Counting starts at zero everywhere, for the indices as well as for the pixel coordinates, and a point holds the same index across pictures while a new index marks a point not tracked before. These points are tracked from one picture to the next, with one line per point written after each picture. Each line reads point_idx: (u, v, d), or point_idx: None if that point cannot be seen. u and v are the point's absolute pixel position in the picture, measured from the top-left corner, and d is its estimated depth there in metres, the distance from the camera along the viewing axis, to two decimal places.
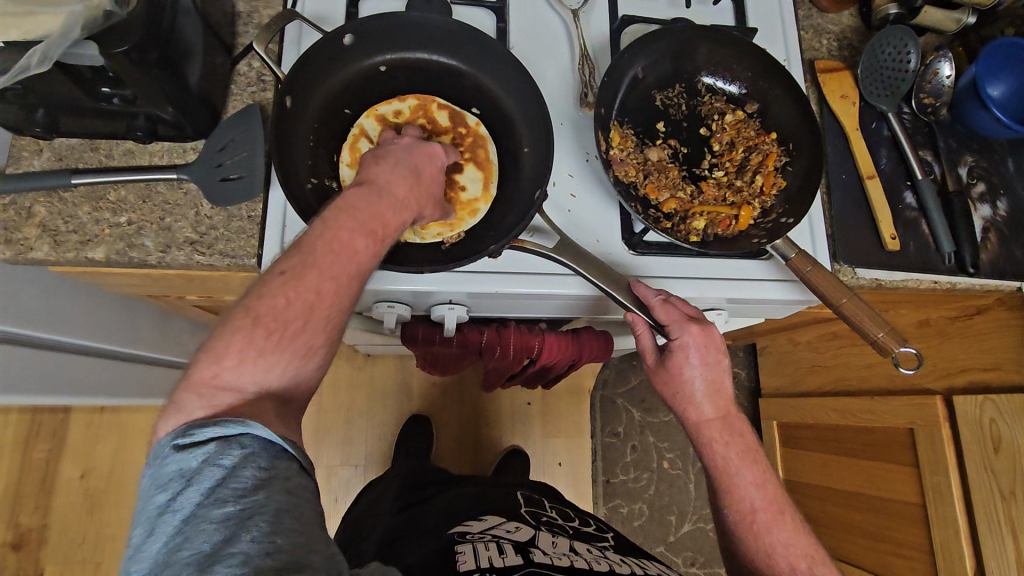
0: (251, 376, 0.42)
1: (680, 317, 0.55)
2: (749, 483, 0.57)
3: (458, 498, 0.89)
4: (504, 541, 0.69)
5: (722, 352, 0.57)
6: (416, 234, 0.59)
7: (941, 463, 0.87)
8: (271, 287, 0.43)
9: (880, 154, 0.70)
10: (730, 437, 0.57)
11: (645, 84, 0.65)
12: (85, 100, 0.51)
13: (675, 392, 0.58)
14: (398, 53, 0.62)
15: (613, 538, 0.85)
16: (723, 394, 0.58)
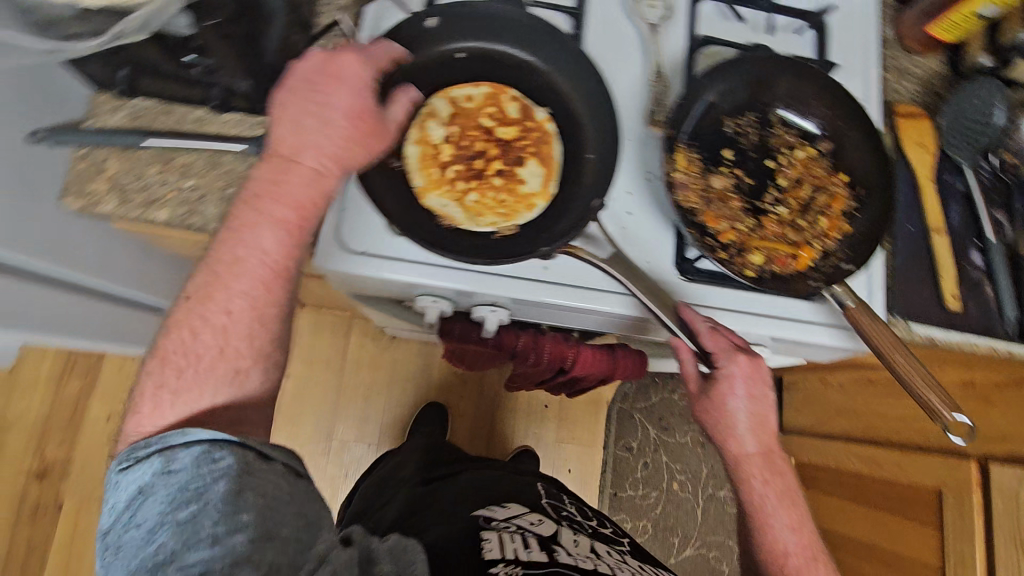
0: (177, 406, 0.46)
1: (729, 349, 0.53)
2: (785, 527, 0.56)
3: (481, 479, 0.86)
4: (528, 534, 0.68)
5: (768, 388, 0.55)
6: (471, 221, 0.58)
7: (967, 530, 0.85)
8: (179, 319, 0.46)
9: (951, 209, 0.68)
10: (769, 477, 0.56)
11: (718, 110, 0.64)
12: (167, 65, 0.52)
13: (715, 423, 0.56)
14: (477, 42, 0.62)
15: (629, 543, 0.83)
16: (767, 431, 0.56)
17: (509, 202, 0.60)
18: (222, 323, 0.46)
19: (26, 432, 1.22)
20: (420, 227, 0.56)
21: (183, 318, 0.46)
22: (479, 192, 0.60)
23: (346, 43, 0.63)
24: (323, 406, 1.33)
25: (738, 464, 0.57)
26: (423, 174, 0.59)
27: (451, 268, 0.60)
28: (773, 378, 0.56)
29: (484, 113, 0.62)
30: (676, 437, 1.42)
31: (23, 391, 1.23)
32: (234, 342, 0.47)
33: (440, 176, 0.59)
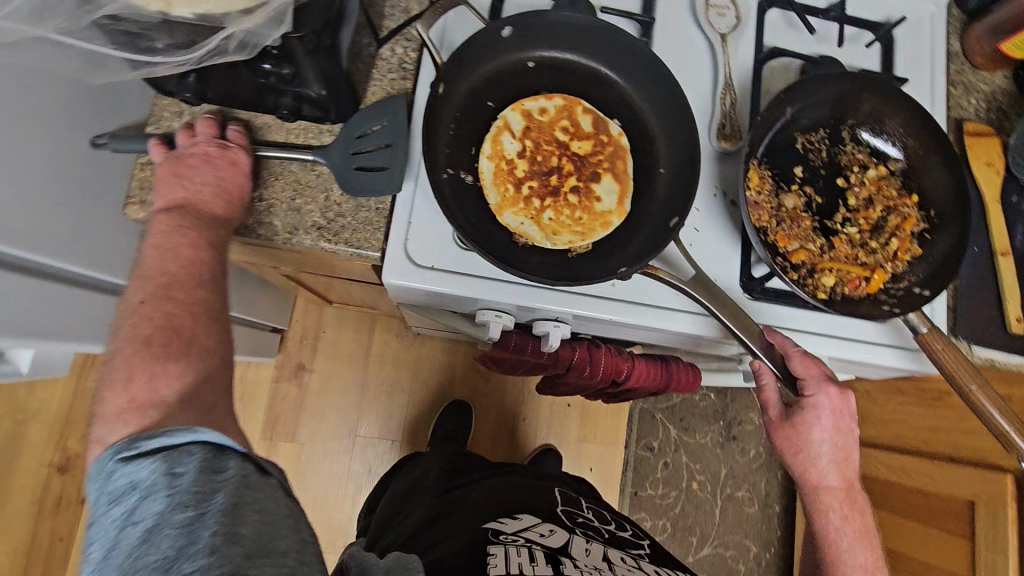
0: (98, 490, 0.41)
1: (819, 378, 0.50)
2: (858, 570, 0.54)
3: (491, 488, 0.82)
4: (537, 547, 0.65)
5: (854, 420, 0.52)
6: (548, 239, 0.57)
7: (1002, 542, 0.86)
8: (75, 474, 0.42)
9: (1017, 230, 0.67)
10: (849, 515, 0.54)
11: (792, 126, 0.62)
12: (241, 71, 0.50)
13: (794, 453, 0.53)
14: (550, 52, 0.61)
15: (651, 547, 0.79)
16: (850, 465, 0.54)
17: (585, 220, 0.59)
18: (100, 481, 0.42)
19: (48, 424, 1.21)
20: (494, 243, 0.55)
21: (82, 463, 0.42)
22: (556, 209, 0.59)
23: (413, 47, 0.61)
24: (346, 402, 1.32)
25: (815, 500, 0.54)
26: (497, 190, 0.58)
27: (518, 284, 0.59)
28: (859, 409, 0.53)
29: (558, 127, 0.61)
30: (697, 438, 1.43)
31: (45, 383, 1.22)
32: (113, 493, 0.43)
33: (515, 192, 0.58)
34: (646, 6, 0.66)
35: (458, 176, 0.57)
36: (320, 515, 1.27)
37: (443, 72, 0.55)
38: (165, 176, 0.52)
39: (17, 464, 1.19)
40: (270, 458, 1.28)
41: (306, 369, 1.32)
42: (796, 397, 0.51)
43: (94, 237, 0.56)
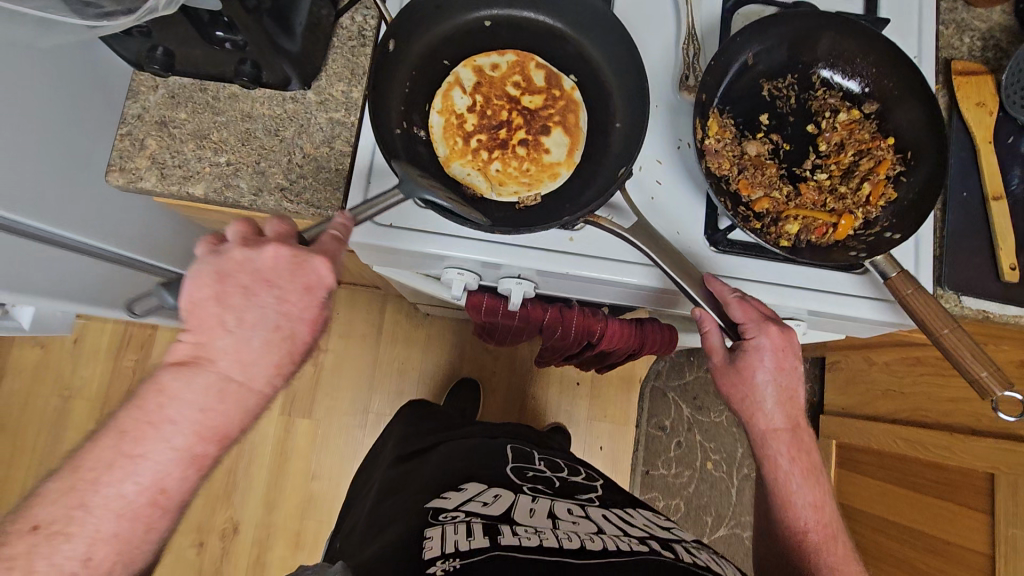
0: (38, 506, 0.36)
1: (759, 321, 0.55)
2: (806, 504, 0.59)
3: (447, 453, 0.86)
4: (476, 520, 0.66)
5: (796, 362, 0.57)
6: (494, 189, 0.58)
7: (1021, 517, 0.80)
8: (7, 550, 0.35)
9: (1012, 174, 0.63)
10: (796, 452, 0.59)
11: (755, 72, 0.61)
12: (199, 40, 0.53)
13: (741, 396, 0.58)
14: (504, 10, 0.61)
15: (601, 488, 0.85)
16: (795, 406, 0.59)
17: (533, 171, 0.59)
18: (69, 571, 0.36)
19: (89, 400, 1.31)
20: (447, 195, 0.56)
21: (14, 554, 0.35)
22: (503, 161, 0.59)
23: (372, 15, 0.63)
24: (360, 380, 1.37)
25: (766, 439, 0.59)
26: (446, 143, 0.59)
27: (474, 240, 0.60)
28: (802, 351, 0.57)
29: (509, 83, 0.61)
30: (710, 417, 1.41)
31: (86, 362, 1.32)
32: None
33: (463, 146, 0.59)
34: None
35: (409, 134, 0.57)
36: (338, 488, 1.32)
37: (394, 31, 0.57)
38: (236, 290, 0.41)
39: (63, 436, 1.30)
40: (290, 434, 1.34)
41: (322, 349, 1.37)
42: (739, 340, 0.56)
43: (86, 206, 0.61)
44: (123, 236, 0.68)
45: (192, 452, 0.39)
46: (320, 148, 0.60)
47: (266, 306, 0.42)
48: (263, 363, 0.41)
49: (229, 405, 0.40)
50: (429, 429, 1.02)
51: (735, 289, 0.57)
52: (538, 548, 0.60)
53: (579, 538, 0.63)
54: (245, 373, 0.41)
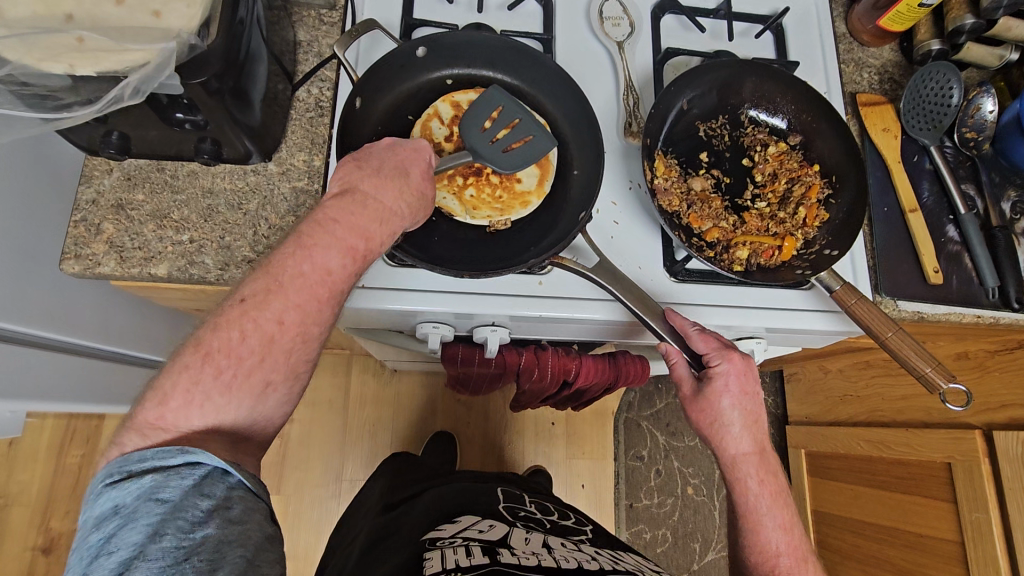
0: (197, 414, 0.43)
1: (720, 350, 0.58)
2: (777, 528, 0.61)
3: (437, 495, 0.85)
4: (474, 544, 0.66)
5: (756, 387, 0.60)
6: (467, 213, 0.60)
7: (981, 502, 0.85)
8: (228, 319, 0.44)
9: (922, 187, 0.71)
10: (764, 475, 0.61)
11: (691, 115, 0.67)
12: (160, 123, 0.53)
13: (709, 421, 0.60)
14: (463, 69, 0.65)
15: (591, 531, 0.83)
16: (760, 429, 0.61)
17: (505, 198, 0.61)
18: (270, 331, 0.45)
19: (27, 508, 1.19)
20: (422, 249, 0.58)
21: (235, 318, 0.44)
22: (477, 187, 0.61)
23: (328, 86, 0.65)
24: (330, 447, 1.32)
25: (736, 464, 0.61)
26: None
27: (443, 294, 0.61)
28: (759, 374, 0.60)
29: None
30: (685, 441, 1.43)
31: (23, 465, 1.20)
32: (275, 352, 0.45)
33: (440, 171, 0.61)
34: (546, 26, 0.71)
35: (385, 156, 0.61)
36: (313, 565, 1.25)
37: (357, 96, 0.60)
38: (346, 161, 0.52)
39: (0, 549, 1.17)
40: None
41: (287, 420, 1.32)
42: (704, 369, 0.58)
43: (38, 298, 0.58)
44: (78, 324, 0.65)
45: (313, 293, 0.46)
46: (286, 217, 0.60)
47: (382, 158, 0.52)
48: (391, 184, 0.51)
49: (365, 211, 0.49)
50: (413, 478, 0.99)
51: (692, 321, 0.60)
52: (536, 565, 0.60)
53: (576, 560, 0.64)
54: (377, 190, 0.50)
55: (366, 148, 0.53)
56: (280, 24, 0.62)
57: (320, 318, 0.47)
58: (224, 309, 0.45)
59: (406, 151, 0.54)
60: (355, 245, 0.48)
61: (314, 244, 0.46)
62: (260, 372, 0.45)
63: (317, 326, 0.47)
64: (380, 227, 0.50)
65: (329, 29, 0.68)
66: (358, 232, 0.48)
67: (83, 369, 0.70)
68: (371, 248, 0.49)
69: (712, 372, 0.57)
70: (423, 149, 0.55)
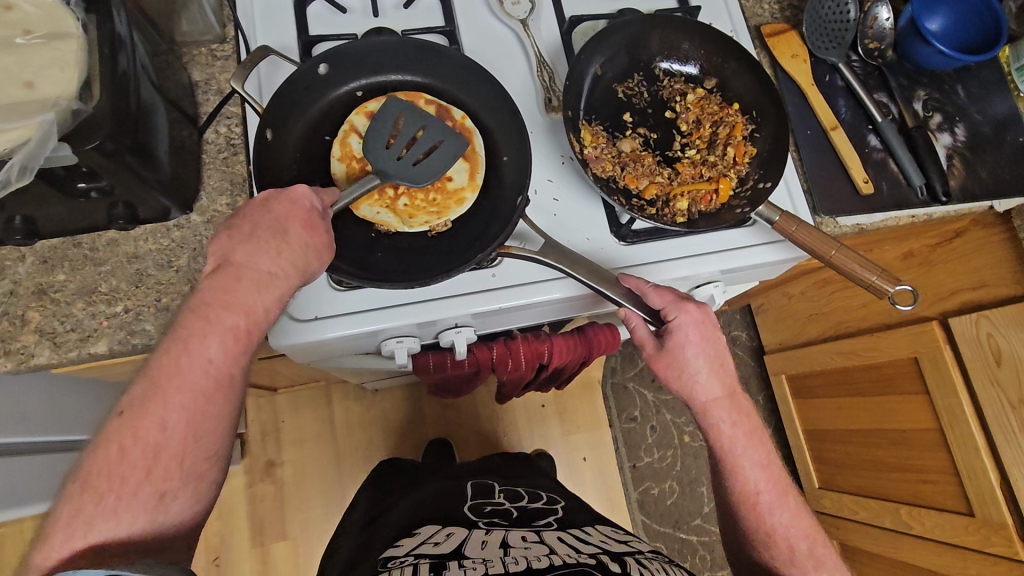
0: (91, 533, 0.41)
1: (676, 302, 0.58)
2: (755, 465, 0.64)
3: (406, 507, 0.85)
4: (425, 560, 0.65)
5: (718, 332, 0.61)
6: (405, 223, 0.59)
7: (949, 388, 0.90)
8: (107, 435, 0.43)
9: (839, 104, 0.73)
10: (736, 417, 0.63)
11: (606, 80, 0.67)
12: (64, 198, 0.50)
13: (677, 375, 0.61)
14: (370, 78, 0.63)
15: (562, 510, 0.85)
16: (726, 373, 0.63)
17: (439, 198, 0.60)
18: (153, 441, 0.44)
19: None
20: (367, 267, 0.57)
21: (114, 434, 0.43)
22: (409, 194, 0.60)
23: (236, 122, 0.63)
24: (327, 480, 1.30)
25: (707, 410, 0.63)
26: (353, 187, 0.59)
27: (397, 309, 0.60)
28: (718, 320, 0.61)
29: None
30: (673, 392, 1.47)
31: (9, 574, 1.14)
32: (165, 460, 0.44)
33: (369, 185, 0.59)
34: (446, 16, 0.70)
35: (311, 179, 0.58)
36: None
37: (267, 127, 0.58)
38: (222, 232, 0.49)
39: None
40: (268, 562, 1.25)
41: (278, 464, 1.29)
42: (663, 326, 0.59)
43: None
44: (26, 421, 0.62)
45: (200, 385, 0.45)
46: None
47: (257, 216, 0.49)
48: (266, 250, 0.48)
49: (245, 284, 0.48)
50: (394, 487, 0.99)
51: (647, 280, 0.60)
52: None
53: (527, 559, 0.63)
54: (253, 258, 0.48)
55: (241, 211, 0.50)
56: (170, 68, 0.59)
57: (210, 412, 0.46)
58: (104, 424, 0.44)
59: (280, 204, 0.50)
60: (237, 327, 0.47)
61: (190, 337, 0.45)
62: (162, 480, 0.44)
63: (211, 418, 0.46)
64: (262, 295, 0.48)
65: (224, 62, 0.65)
66: (237, 310, 0.47)
67: (43, 465, 0.66)
68: (255, 323, 0.48)
69: (671, 328, 0.58)
70: (299, 195, 0.50)
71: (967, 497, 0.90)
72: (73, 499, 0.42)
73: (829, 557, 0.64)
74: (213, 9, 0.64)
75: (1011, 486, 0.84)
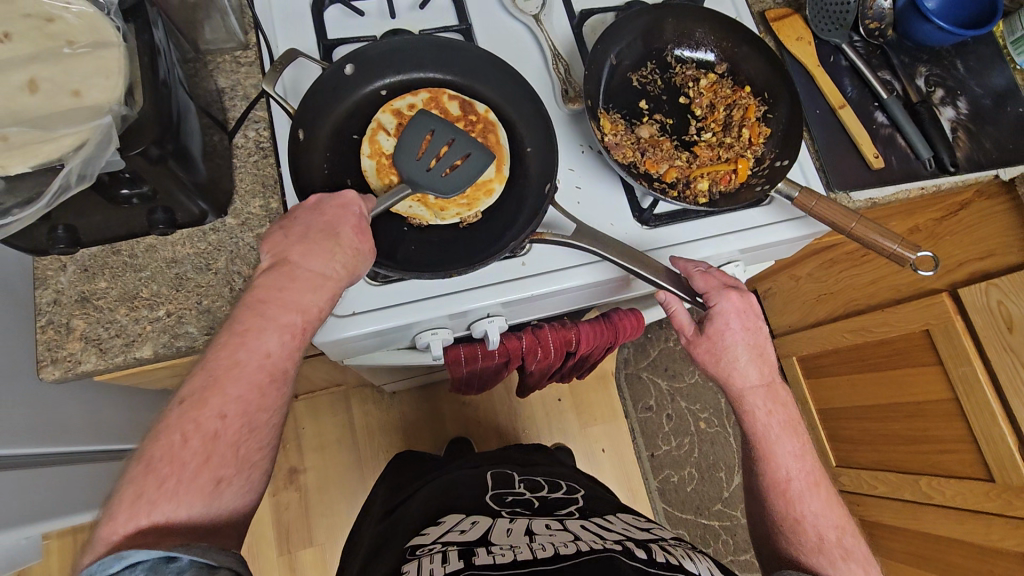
0: (154, 515, 0.41)
1: (720, 289, 0.61)
2: (789, 453, 0.64)
3: (427, 495, 0.86)
4: (453, 547, 0.66)
5: (758, 322, 0.63)
6: (437, 216, 0.60)
7: (963, 356, 0.92)
8: (167, 423, 0.44)
9: (845, 83, 0.75)
10: (772, 405, 0.65)
11: (621, 69, 0.69)
12: (107, 205, 0.51)
13: (715, 359, 0.63)
14: (393, 77, 0.64)
15: (581, 498, 0.86)
16: (765, 363, 0.64)
17: (468, 190, 0.61)
18: (212, 428, 0.45)
19: None
20: (402, 260, 0.59)
21: (174, 421, 0.45)
22: None
23: (264, 126, 0.64)
24: (350, 485, 1.30)
25: (743, 396, 0.64)
26: (384, 184, 0.60)
27: (432, 300, 0.61)
28: (761, 312, 0.64)
29: None
30: (686, 380, 1.49)
31: None
32: (222, 446, 0.45)
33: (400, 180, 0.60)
34: (461, 15, 0.72)
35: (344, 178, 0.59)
36: None
37: (299, 128, 0.59)
38: (273, 235, 0.52)
39: None
40: (295, 568, 1.25)
41: (300, 470, 1.30)
42: (706, 310, 0.62)
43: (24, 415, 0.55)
44: (69, 430, 0.63)
45: (257, 377, 0.48)
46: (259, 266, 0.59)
47: (308, 220, 0.53)
48: (319, 251, 0.51)
49: (301, 282, 0.51)
50: (410, 476, 1.00)
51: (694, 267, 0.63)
52: (511, 562, 0.60)
53: (553, 546, 0.64)
54: (307, 258, 0.51)
55: (291, 216, 0.53)
56: (199, 75, 0.60)
57: (265, 403, 0.48)
58: (164, 413, 0.45)
59: (331, 207, 0.53)
60: (293, 324, 0.50)
61: (249, 330, 0.48)
62: (223, 467, 0.45)
63: (265, 411, 0.48)
64: (315, 295, 0.51)
65: (249, 69, 0.66)
66: (293, 307, 0.50)
67: (86, 475, 0.67)
68: (309, 321, 0.51)
69: (712, 311, 0.61)
70: (347, 200, 0.53)
71: (985, 463, 0.92)
72: (137, 482, 0.42)
73: (859, 551, 0.62)
74: (236, 16, 0.65)
75: None
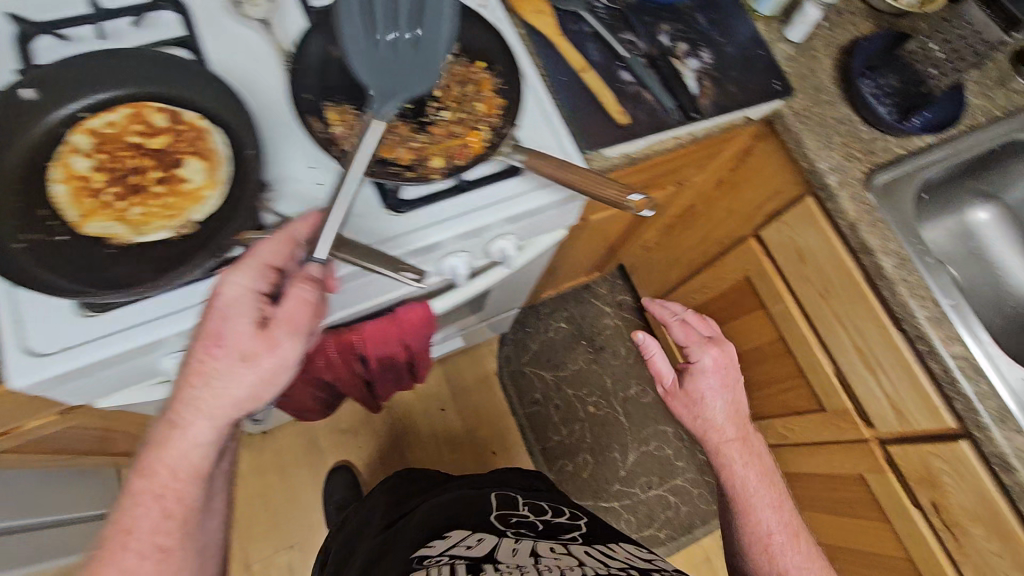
0: None
1: (699, 344, 0.82)
2: (767, 507, 0.74)
3: (424, 511, 0.80)
4: (461, 562, 0.63)
5: (734, 380, 0.81)
6: (137, 232, 0.56)
7: (775, 293, 0.95)
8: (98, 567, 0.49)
9: (589, 48, 0.77)
10: (747, 458, 0.76)
11: (347, 59, 0.68)
12: None
13: (694, 415, 0.80)
14: (92, 97, 0.60)
15: (587, 525, 0.80)
16: (740, 421, 0.79)
17: (176, 202, 0.58)
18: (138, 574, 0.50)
19: None
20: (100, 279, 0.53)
21: None
22: (143, 203, 0.58)
23: None
24: None
25: (719, 449, 0.77)
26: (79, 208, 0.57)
27: (151, 323, 0.57)
28: (743, 381, 0.82)
29: (129, 133, 0.60)
30: (570, 367, 1.49)
31: None
32: None
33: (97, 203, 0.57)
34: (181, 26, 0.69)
35: (30, 207, 0.55)
36: None
37: None
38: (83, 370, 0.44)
39: None
40: None
41: None
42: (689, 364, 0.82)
43: None
44: None
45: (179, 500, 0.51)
46: None
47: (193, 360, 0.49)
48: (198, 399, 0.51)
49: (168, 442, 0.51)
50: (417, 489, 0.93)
51: (677, 332, 0.85)
52: None
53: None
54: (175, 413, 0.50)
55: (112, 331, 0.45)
56: None
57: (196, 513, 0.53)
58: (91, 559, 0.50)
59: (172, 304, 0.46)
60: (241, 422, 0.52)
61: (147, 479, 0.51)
62: None
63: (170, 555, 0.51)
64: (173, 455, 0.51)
65: None
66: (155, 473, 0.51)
67: None
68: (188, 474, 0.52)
69: (693, 362, 0.81)
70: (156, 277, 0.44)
71: (816, 394, 0.95)
72: None
73: None
74: None
75: (843, 373, 0.89)
